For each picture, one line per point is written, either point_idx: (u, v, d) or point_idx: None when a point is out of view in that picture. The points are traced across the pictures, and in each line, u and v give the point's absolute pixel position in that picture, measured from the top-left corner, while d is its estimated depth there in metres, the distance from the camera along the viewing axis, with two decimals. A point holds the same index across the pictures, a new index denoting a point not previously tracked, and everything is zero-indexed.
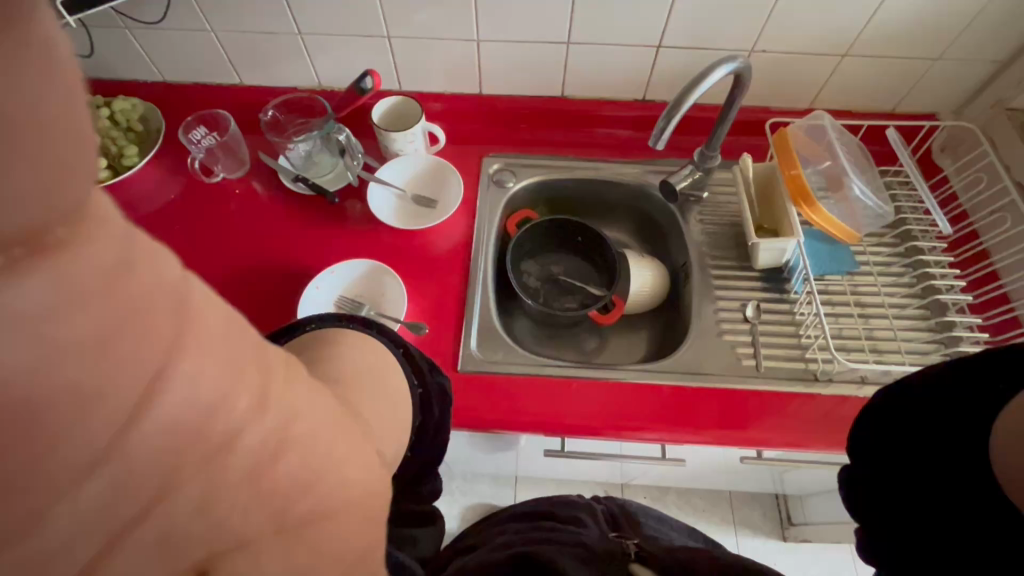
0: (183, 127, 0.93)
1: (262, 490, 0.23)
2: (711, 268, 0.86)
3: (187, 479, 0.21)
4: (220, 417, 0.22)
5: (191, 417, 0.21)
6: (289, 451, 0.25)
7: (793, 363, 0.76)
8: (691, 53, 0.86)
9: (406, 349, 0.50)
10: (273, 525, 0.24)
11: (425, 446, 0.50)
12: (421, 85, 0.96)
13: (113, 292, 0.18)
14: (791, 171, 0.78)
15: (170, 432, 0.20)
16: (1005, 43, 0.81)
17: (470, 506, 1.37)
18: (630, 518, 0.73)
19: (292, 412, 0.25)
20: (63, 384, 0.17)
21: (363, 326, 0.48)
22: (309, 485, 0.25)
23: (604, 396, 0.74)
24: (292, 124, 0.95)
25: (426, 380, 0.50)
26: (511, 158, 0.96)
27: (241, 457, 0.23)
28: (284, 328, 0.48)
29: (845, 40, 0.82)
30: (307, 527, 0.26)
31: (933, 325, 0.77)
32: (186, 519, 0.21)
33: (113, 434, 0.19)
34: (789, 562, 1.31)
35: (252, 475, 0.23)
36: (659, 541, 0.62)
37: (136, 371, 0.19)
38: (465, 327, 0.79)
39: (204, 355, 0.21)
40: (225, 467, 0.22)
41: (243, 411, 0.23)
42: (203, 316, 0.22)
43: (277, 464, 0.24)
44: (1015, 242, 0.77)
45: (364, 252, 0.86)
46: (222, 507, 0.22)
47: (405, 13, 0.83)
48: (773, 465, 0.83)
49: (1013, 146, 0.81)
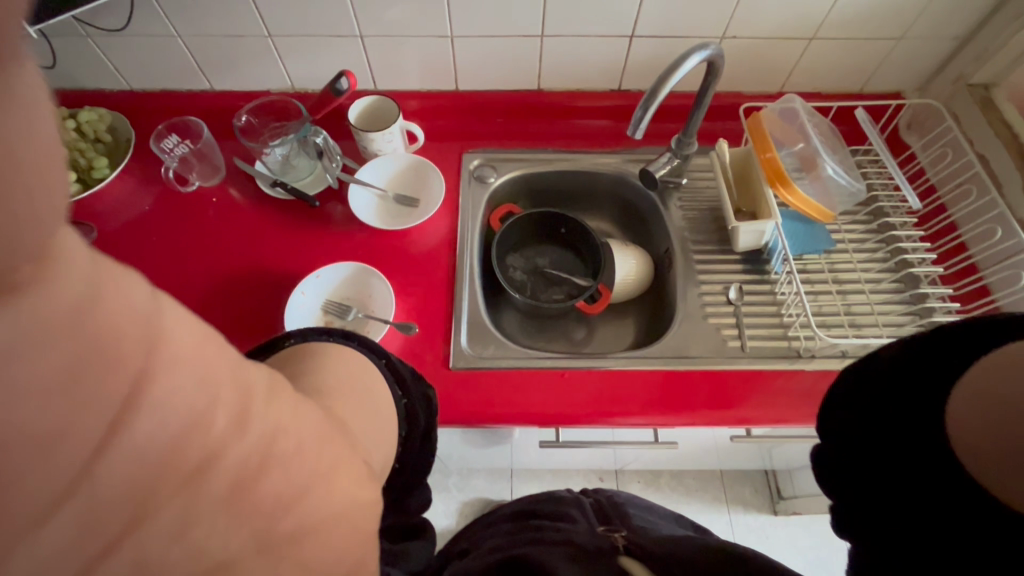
0: (154, 136, 0.91)
1: (245, 509, 0.23)
2: (693, 254, 0.87)
3: (166, 500, 0.21)
4: (199, 436, 0.21)
5: (164, 440, 0.20)
6: (273, 467, 0.24)
7: (777, 341, 0.78)
8: (664, 42, 0.87)
9: (389, 361, 0.50)
10: (258, 542, 0.24)
11: (414, 454, 0.50)
12: (396, 84, 0.95)
13: (75, 327, 0.17)
14: (765, 153, 0.80)
15: (141, 459, 0.20)
16: (964, 21, 0.83)
17: (467, 502, 1.37)
18: (617, 507, 0.74)
19: (273, 427, 0.25)
20: (18, 420, 0.17)
21: (344, 337, 0.48)
22: (295, 499, 0.25)
23: (594, 384, 0.75)
24: (266, 128, 0.94)
25: (409, 390, 0.50)
26: (491, 153, 0.96)
27: (220, 476, 0.22)
28: (266, 342, 0.47)
29: (813, 23, 0.84)
30: (295, 543, 0.25)
31: (909, 297, 0.79)
32: (167, 541, 0.21)
33: (79, 463, 0.18)
34: (780, 535, 1.34)
35: (235, 493, 0.22)
36: (646, 530, 0.64)
37: (102, 405, 0.19)
38: (454, 325, 0.79)
39: (178, 378, 0.21)
40: (205, 489, 0.22)
41: (220, 428, 0.22)
42: (175, 337, 0.21)
43: (261, 481, 0.24)
44: (981, 213, 0.80)
45: (347, 255, 0.85)
46: (207, 527, 0.22)
47: (377, 11, 0.82)
48: (762, 441, 0.85)
49: (976, 120, 0.84)
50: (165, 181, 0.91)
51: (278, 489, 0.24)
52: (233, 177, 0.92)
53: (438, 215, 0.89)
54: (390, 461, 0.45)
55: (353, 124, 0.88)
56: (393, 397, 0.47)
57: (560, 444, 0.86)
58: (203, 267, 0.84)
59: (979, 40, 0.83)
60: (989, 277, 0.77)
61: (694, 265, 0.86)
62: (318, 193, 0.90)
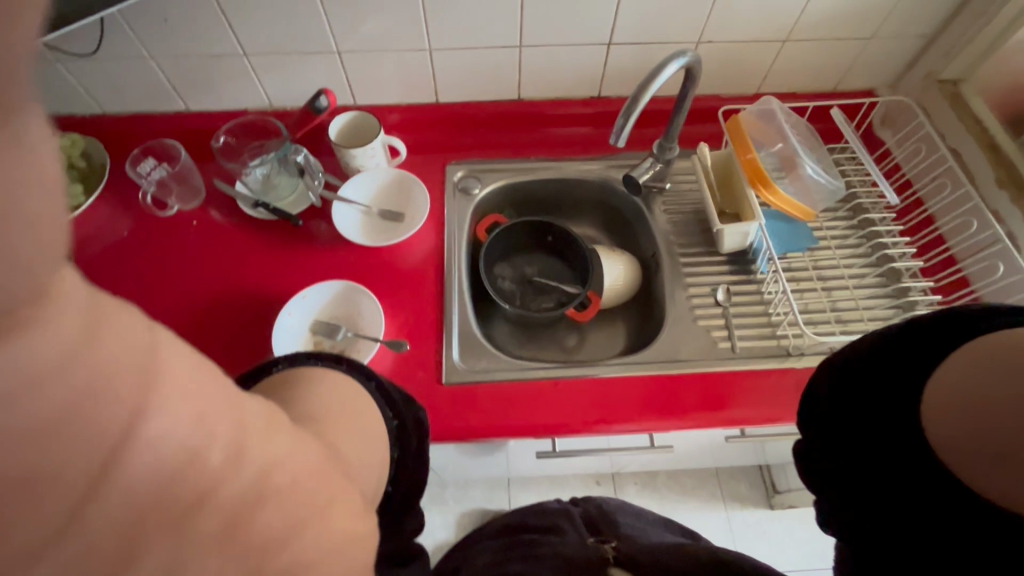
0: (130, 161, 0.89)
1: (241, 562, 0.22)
2: (680, 257, 0.88)
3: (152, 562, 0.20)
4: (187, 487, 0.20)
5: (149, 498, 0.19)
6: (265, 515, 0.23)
7: (766, 340, 0.79)
8: (642, 48, 0.88)
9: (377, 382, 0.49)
10: None
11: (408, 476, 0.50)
12: (376, 98, 0.94)
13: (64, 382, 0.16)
14: (747, 154, 0.81)
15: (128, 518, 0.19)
16: (931, 19, 0.85)
17: (465, 514, 1.36)
18: (606, 516, 0.76)
19: (269, 468, 0.24)
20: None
21: (331, 360, 0.47)
22: (291, 547, 0.24)
23: (589, 392, 0.75)
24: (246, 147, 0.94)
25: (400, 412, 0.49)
26: (475, 164, 0.96)
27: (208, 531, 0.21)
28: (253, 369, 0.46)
29: (786, 26, 0.85)
30: None
31: (893, 290, 0.81)
32: None
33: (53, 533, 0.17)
34: (778, 529, 1.35)
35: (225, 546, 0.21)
36: (636, 538, 0.65)
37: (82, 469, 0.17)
38: (446, 339, 0.79)
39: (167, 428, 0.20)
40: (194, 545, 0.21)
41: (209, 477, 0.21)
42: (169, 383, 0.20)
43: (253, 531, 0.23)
44: (957, 206, 0.82)
45: (333, 273, 0.84)
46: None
47: (354, 25, 0.82)
48: (757, 440, 0.86)
49: (948, 114, 0.86)
50: (143, 206, 0.90)
51: (271, 525, 0.23)
52: (212, 198, 0.91)
53: (423, 229, 0.89)
54: (383, 486, 0.45)
55: (334, 141, 0.87)
56: (383, 420, 0.47)
57: (557, 453, 0.86)
58: (186, 292, 0.83)
59: (947, 37, 0.86)
60: (969, 268, 0.79)
61: (681, 269, 0.87)
62: (302, 212, 0.89)
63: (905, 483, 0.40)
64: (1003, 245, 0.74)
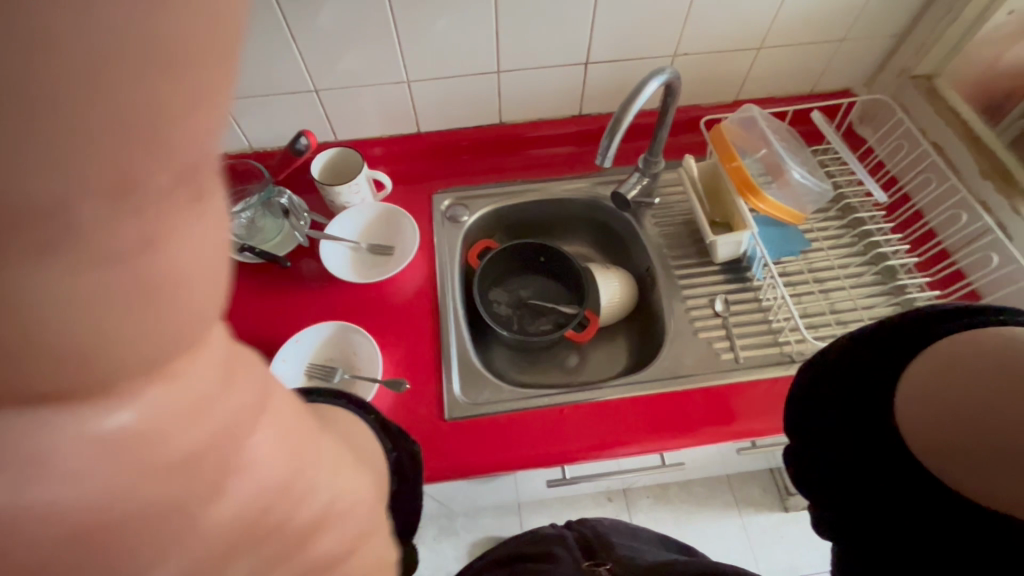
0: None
1: None
2: (674, 269, 0.87)
3: None
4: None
5: None
6: None
7: (769, 348, 0.78)
8: (619, 65, 0.88)
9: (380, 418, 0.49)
10: None
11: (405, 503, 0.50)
12: (357, 132, 0.94)
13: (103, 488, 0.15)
14: (733, 163, 0.81)
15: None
16: (900, 17, 0.87)
17: (477, 543, 1.33)
18: (601, 541, 0.72)
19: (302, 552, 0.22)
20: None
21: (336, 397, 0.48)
22: None
23: (596, 416, 0.74)
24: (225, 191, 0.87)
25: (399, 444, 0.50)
26: (461, 191, 0.96)
27: None
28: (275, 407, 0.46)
29: (759, 34, 0.86)
30: None
31: (889, 287, 0.81)
32: None
33: None
34: (795, 531, 1.34)
35: None
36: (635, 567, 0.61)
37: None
38: (446, 374, 0.77)
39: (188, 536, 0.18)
40: None
41: None
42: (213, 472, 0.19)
43: None
44: (944, 200, 0.82)
45: (326, 313, 0.82)
46: None
47: (329, 62, 0.81)
48: (768, 450, 0.85)
49: (925, 109, 0.87)
50: None
51: (331, 553, 0.22)
52: None
53: (414, 261, 0.88)
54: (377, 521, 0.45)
55: (318, 181, 0.87)
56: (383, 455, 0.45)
57: (567, 480, 0.84)
58: None
59: (917, 34, 0.87)
60: (962, 260, 0.79)
61: (677, 281, 0.86)
62: (288, 252, 0.87)
63: (912, 514, 0.33)
64: (994, 236, 0.74)
